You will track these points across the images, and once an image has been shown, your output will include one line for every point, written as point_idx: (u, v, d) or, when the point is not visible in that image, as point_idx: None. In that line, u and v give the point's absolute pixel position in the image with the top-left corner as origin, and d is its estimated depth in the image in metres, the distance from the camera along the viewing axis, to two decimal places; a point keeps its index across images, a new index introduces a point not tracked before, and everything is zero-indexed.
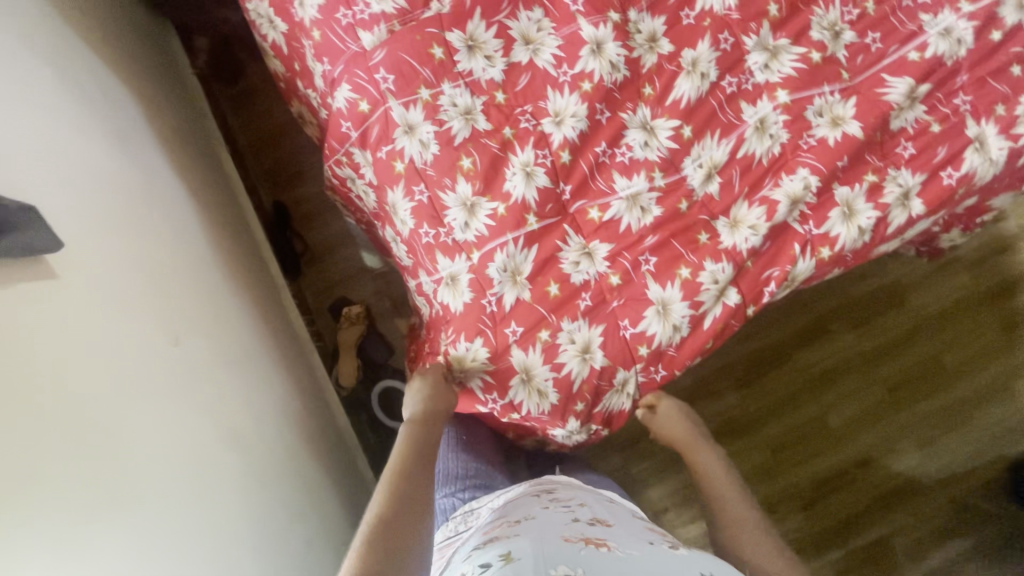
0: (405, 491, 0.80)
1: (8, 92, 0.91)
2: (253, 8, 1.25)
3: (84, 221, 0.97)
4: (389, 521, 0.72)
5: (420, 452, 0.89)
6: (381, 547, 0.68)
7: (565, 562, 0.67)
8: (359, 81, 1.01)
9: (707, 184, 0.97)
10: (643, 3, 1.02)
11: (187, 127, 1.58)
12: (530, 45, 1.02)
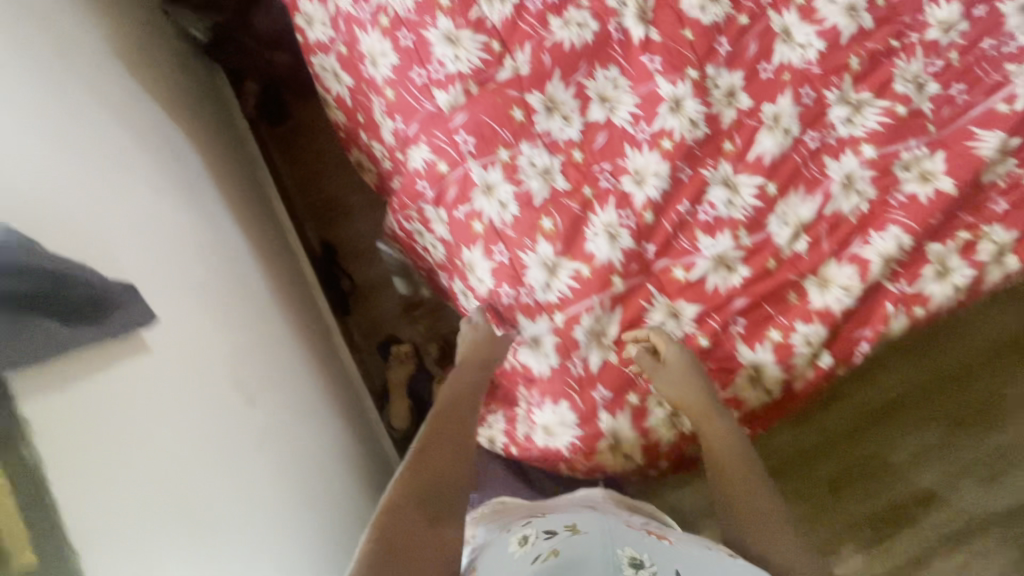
0: (455, 421, 0.91)
1: (100, 161, 0.91)
2: (318, 62, 1.24)
3: (167, 288, 0.95)
4: (438, 444, 0.86)
5: (463, 393, 0.96)
6: (427, 466, 0.82)
7: (630, 543, 0.72)
8: (439, 143, 1.02)
9: (794, 242, 0.96)
10: (721, 59, 1.01)
11: (246, 172, 1.58)
12: (607, 103, 1.02)
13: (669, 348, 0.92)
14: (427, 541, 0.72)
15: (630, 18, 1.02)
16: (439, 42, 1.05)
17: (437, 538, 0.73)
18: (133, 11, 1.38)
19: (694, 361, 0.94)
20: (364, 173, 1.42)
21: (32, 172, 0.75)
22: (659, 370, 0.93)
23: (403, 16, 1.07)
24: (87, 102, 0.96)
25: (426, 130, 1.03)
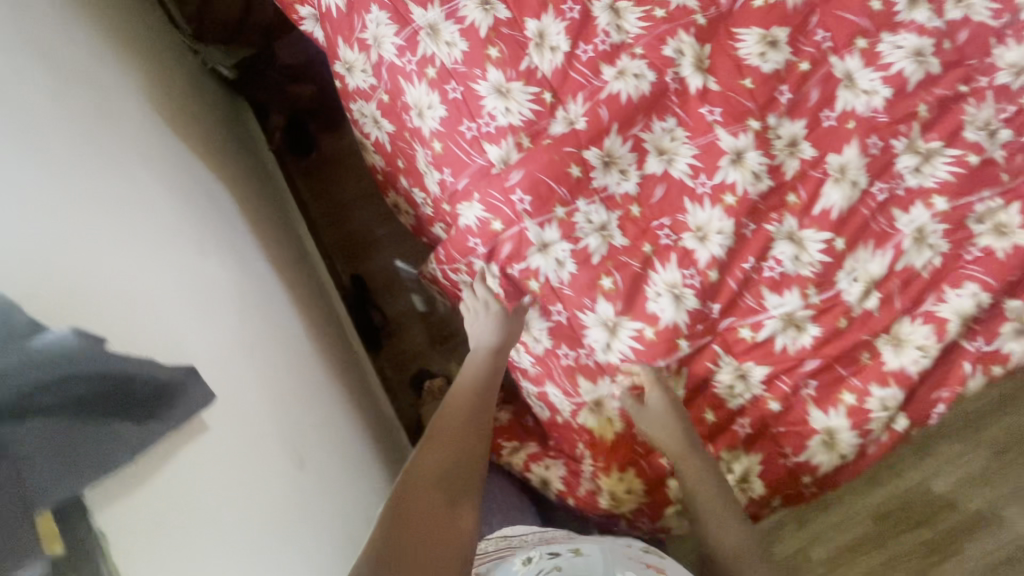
0: (473, 409, 0.86)
1: (142, 232, 0.89)
2: (357, 108, 1.22)
3: (223, 355, 0.92)
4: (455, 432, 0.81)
5: (485, 376, 0.93)
6: (444, 454, 0.77)
7: (629, 571, 0.78)
8: (494, 202, 1.00)
9: (865, 299, 0.93)
10: (783, 107, 0.98)
11: (280, 213, 1.56)
12: (665, 154, 0.99)
13: (653, 394, 0.92)
14: (443, 530, 0.66)
15: (687, 68, 0.99)
16: (489, 95, 1.02)
17: (454, 528, 0.67)
18: (163, 60, 1.36)
19: (677, 407, 0.93)
20: (402, 215, 1.39)
21: (90, 264, 0.74)
22: (641, 415, 0.93)
23: (450, 68, 1.04)
24: (125, 167, 0.94)
25: (480, 188, 1.01)
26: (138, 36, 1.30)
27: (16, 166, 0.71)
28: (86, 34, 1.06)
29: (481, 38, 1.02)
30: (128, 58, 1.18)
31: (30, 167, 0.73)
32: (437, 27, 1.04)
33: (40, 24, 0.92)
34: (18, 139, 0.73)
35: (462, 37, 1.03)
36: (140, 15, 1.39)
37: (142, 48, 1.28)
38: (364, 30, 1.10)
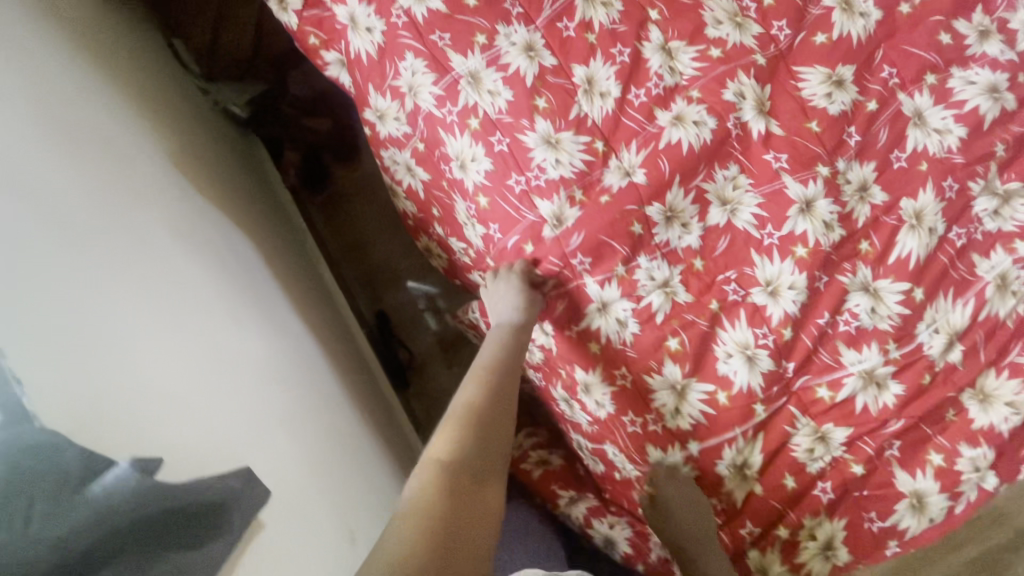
0: (498, 388, 0.77)
1: (177, 312, 0.82)
2: (389, 156, 1.14)
3: (269, 439, 0.85)
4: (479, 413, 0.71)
5: (510, 355, 0.84)
6: (468, 435, 0.67)
7: None
8: (550, 266, 0.95)
9: (948, 352, 0.89)
10: (853, 150, 0.93)
11: (301, 258, 1.50)
12: (728, 205, 0.94)
13: (687, 489, 0.89)
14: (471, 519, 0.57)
15: (749, 113, 0.94)
16: (538, 146, 0.96)
17: (481, 518, 0.58)
18: (177, 109, 1.29)
19: (699, 504, 0.89)
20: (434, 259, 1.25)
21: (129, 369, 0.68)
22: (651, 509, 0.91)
23: (494, 117, 0.98)
24: (154, 239, 0.87)
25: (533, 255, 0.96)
26: (150, 86, 1.23)
27: None
28: (100, 96, 1.00)
29: (527, 86, 0.96)
30: (142, 114, 1.11)
31: (63, 270, 0.68)
32: (478, 75, 0.98)
33: (54, 95, 0.86)
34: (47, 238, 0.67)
35: (505, 85, 0.97)
36: (149, 61, 1.32)
37: (155, 100, 1.21)
38: (397, 77, 1.04)
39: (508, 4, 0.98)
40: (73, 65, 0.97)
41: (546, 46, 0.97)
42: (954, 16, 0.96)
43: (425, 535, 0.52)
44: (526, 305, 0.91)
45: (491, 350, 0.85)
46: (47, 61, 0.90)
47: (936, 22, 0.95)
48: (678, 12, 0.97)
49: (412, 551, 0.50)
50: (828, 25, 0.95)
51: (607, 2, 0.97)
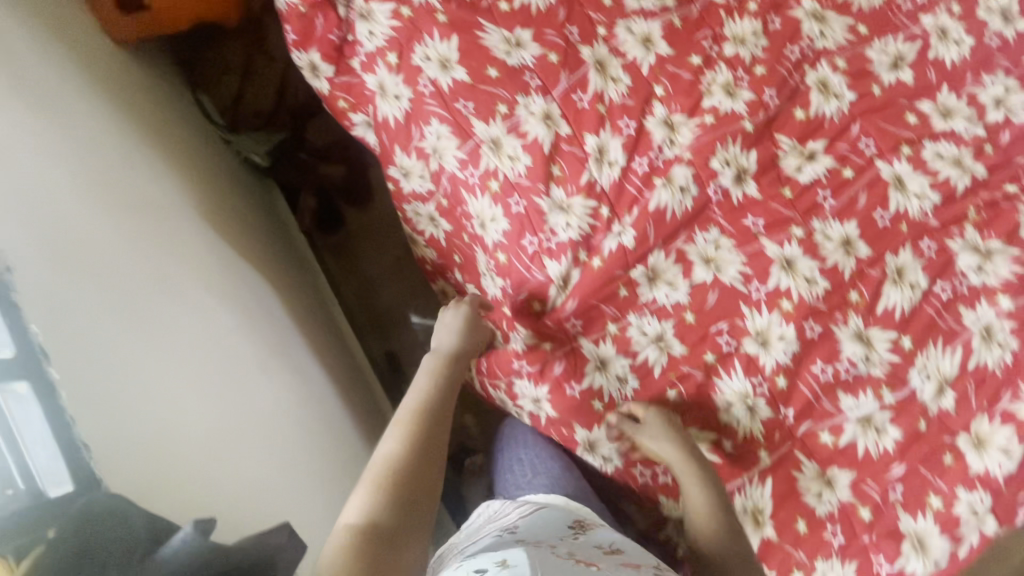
0: (421, 425, 0.83)
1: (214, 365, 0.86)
2: (411, 208, 1.22)
3: (300, 488, 0.88)
4: (400, 462, 0.77)
5: (445, 384, 0.90)
6: (387, 488, 0.74)
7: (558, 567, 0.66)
8: (549, 330, 1.03)
9: (940, 397, 0.94)
10: (828, 212, 1.01)
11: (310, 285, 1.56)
12: (711, 263, 1.01)
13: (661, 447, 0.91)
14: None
15: (728, 179, 1.02)
16: (551, 210, 1.04)
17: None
18: (204, 162, 1.34)
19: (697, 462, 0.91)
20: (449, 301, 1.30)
21: (174, 426, 0.71)
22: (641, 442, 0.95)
23: (513, 180, 1.06)
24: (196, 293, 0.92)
25: (535, 320, 1.03)
26: (179, 140, 1.28)
27: (99, 335, 0.69)
28: (143, 156, 1.05)
29: (544, 153, 1.06)
30: (178, 171, 1.16)
31: (117, 337, 0.71)
32: (500, 141, 1.07)
33: (105, 159, 0.90)
34: (99, 305, 0.72)
35: (526, 151, 1.06)
36: (180, 115, 1.39)
37: (187, 156, 1.26)
38: (422, 137, 1.12)
39: (528, 77, 1.08)
40: (119, 128, 1.02)
41: (562, 115, 1.07)
42: (917, 98, 1.05)
43: None
44: (470, 336, 0.99)
45: (426, 382, 0.90)
46: (100, 126, 0.95)
47: (902, 103, 1.05)
48: (679, 87, 1.07)
49: None
50: (807, 102, 1.05)
51: (617, 78, 1.08)
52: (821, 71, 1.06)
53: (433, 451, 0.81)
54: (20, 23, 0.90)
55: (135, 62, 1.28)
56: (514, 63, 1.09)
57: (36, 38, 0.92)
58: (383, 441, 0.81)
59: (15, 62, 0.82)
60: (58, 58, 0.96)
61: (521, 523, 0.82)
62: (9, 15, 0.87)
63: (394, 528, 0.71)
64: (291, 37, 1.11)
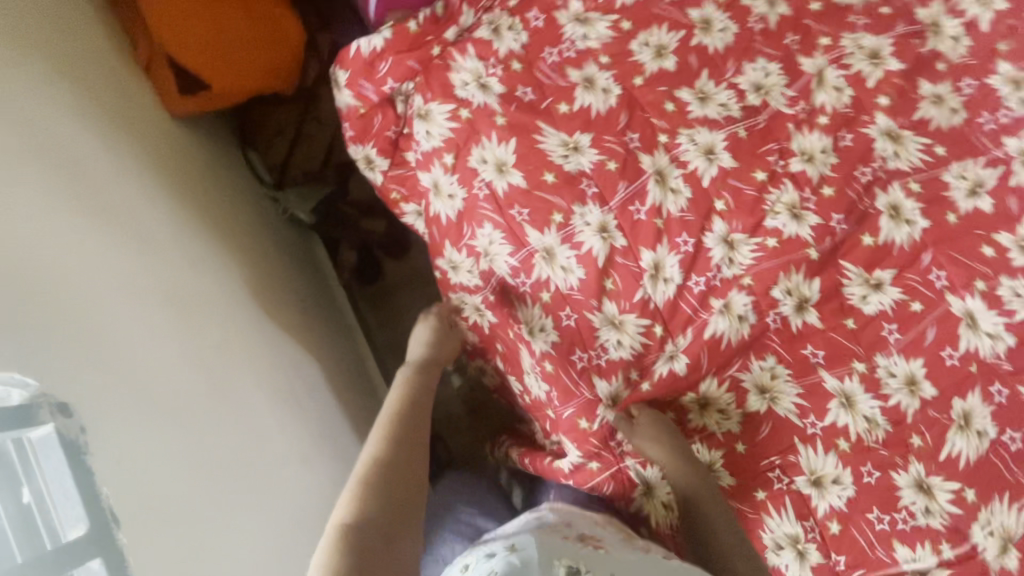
0: (397, 427, 0.95)
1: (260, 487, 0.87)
2: (457, 297, 1.16)
3: None
4: (384, 462, 0.88)
5: (416, 391, 1.03)
6: (372, 478, 0.85)
7: (563, 551, 0.75)
8: (594, 449, 1.02)
9: (1003, 557, 0.91)
10: (892, 347, 0.98)
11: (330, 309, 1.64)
12: (767, 392, 0.99)
13: (651, 434, 0.97)
14: None
15: (788, 307, 1.00)
16: (602, 326, 1.03)
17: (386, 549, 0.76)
18: (253, 233, 1.36)
19: (685, 449, 0.97)
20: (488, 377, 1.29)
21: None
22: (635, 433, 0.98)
23: (565, 292, 1.04)
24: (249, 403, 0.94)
25: (581, 437, 1.02)
26: (231, 215, 1.29)
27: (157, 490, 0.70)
28: (199, 252, 1.06)
29: (598, 267, 1.04)
30: (232, 258, 1.18)
31: (177, 486, 0.73)
32: (553, 251, 1.05)
33: (161, 270, 0.92)
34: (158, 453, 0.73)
35: (579, 263, 1.04)
36: (230, 181, 1.41)
37: (238, 232, 1.28)
38: (474, 236, 1.10)
39: (584, 185, 1.06)
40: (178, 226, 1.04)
41: (618, 227, 1.05)
42: (995, 229, 1.00)
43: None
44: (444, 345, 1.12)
45: (399, 393, 1.02)
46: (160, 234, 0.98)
47: (978, 234, 1.00)
48: (741, 204, 1.04)
49: None
50: (876, 228, 1.01)
51: (677, 189, 1.05)
52: (893, 194, 1.01)
53: (410, 446, 0.92)
54: (85, 138, 0.92)
55: (192, 135, 1.29)
56: (571, 168, 1.07)
57: (100, 151, 0.94)
58: (367, 448, 0.91)
59: (82, 191, 0.83)
60: (122, 166, 0.98)
61: (524, 520, 0.92)
62: (79, 135, 0.90)
63: (387, 519, 0.80)
64: (348, 133, 1.11)
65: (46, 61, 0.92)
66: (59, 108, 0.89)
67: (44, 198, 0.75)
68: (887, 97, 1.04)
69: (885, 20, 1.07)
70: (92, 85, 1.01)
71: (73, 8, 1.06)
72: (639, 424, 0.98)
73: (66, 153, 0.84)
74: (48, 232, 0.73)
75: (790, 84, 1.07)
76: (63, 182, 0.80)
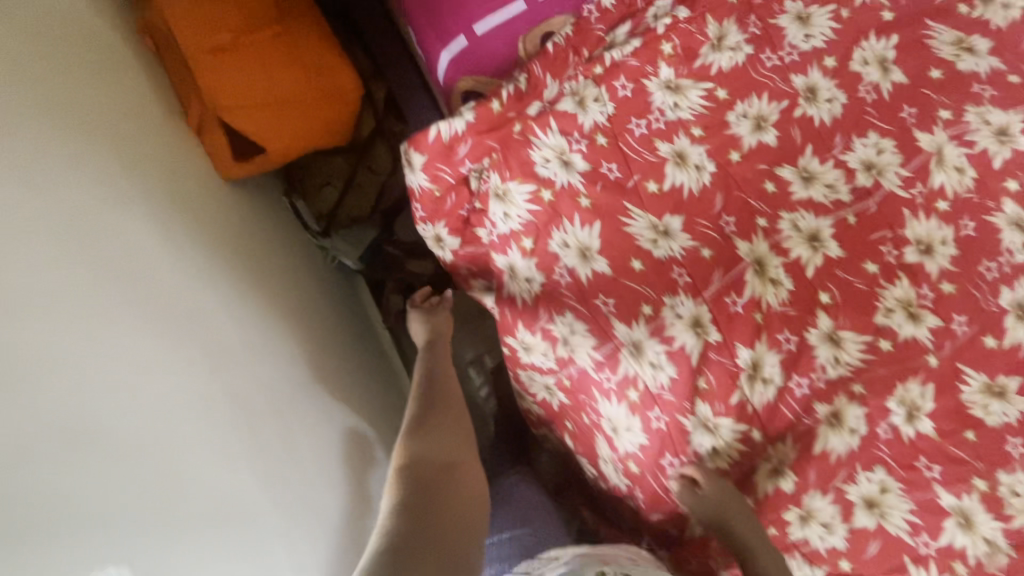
0: (429, 395, 0.99)
1: None
2: (527, 375, 1.09)
3: None
4: (426, 424, 0.92)
5: (434, 363, 1.07)
6: (419, 435, 0.89)
7: None
8: (684, 555, 1.01)
9: None
10: (1016, 463, 0.90)
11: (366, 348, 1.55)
12: (876, 508, 0.92)
13: (723, 497, 0.90)
14: (450, 509, 0.76)
15: (899, 417, 0.92)
16: (696, 430, 0.96)
17: (450, 488, 0.80)
18: (305, 298, 1.29)
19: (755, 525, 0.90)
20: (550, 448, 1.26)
21: None
22: (702, 500, 0.91)
23: (654, 392, 0.97)
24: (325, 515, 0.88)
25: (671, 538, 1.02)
26: (283, 282, 1.22)
27: None
28: (265, 340, 1.00)
29: (691, 365, 0.97)
30: (291, 336, 1.11)
31: None
32: (641, 345, 0.98)
33: (237, 373, 0.85)
34: None
35: (670, 360, 0.97)
36: (278, 238, 1.33)
37: (292, 302, 1.21)
38: (551, 321, 1.02)
39: (676, 274, 0.98)
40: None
41: (713, 320, 0.97)
42: None
43: (410, 509, 0.72)
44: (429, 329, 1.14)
45: (421, 367, 1.07)
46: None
47: None
48: (849, 298, 0.95)
49: (399, 521, 0.69)
50: (1001, 330, 0.92)
51: (778, 280, 0.97)
52: (1020, 292, 0.93)
53: (445, 409, 0.97)
54: (151, 230, 0.83)
55: (239, 198, 1.22)
56: (661, 255, 0.99)
57: (168, 243, 0.86)
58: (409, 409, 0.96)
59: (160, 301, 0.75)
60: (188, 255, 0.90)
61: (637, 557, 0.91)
62: (149, 229, 0.82)
63: (442, 464, 0.84)
64: (418, 212, 1.04)
65: (108, 152, 0.84)
66: (127, 201, 0.81)
67: (135, 323, 0.67)
68: (1016, 181, 0.95)
69: (1015, 93, 0.97)
70: (149, 166, 0.94)
71: (121, 77, 0.98)
72: (707, 490, 0.91)
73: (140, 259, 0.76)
74: (158, 366, 0.68)
75: (905, 163, 0.97)
76: (150, 299, 0.74)
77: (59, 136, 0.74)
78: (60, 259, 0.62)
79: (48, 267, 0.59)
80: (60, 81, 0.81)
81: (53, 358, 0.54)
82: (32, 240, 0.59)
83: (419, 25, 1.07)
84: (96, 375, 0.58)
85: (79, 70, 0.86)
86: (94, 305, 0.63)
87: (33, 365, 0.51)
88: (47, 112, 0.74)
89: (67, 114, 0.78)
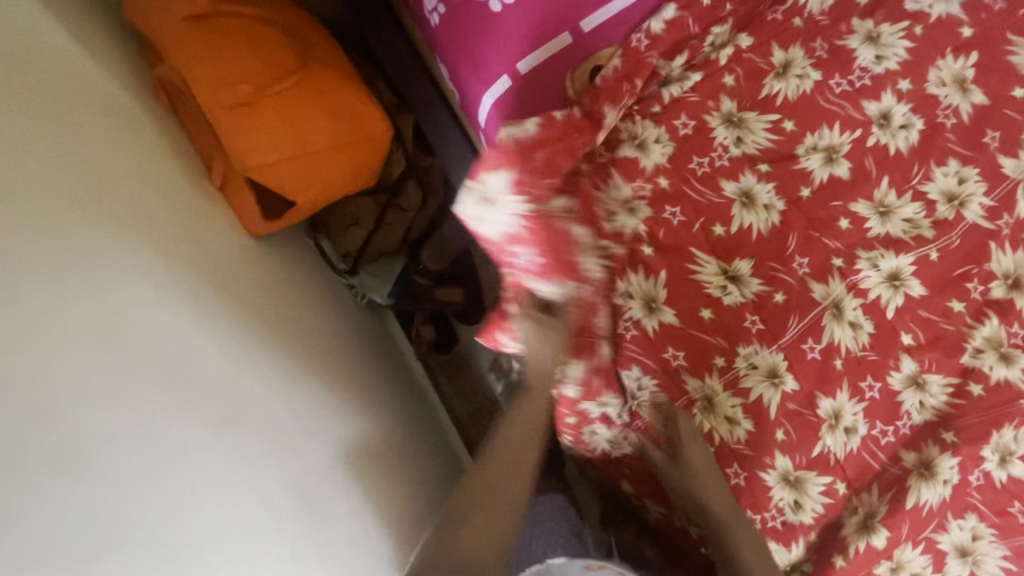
0: (505, 459, 0.84)
1: None
2: None
3: None
4: (474, 500, 0.81)
5: (524, 411, 0.89)
6: (460, 512, 0.80)
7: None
8: None
9: None
10: None
11: (407, 386, 1.49)
12: (969, 555, 0.88)
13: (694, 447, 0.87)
14: None
15: (991, 463, 0.88)
16: (778, 484, 0.92)
17: None
18: (341, 348, 1.24)
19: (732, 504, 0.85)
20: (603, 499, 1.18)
21: None
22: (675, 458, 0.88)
23: (733, 447, 0.93)
24: None
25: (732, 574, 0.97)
26: (319, 337, 1.17)
27: None
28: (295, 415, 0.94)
29: (770, 418, 0.92)
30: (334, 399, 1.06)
31: None
32: (715, 399, 0.94)
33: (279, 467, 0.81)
34: None
35: (747, 414, 0.92)
36: (310, 286, 1.27)
37: (331, 357, 1.17)
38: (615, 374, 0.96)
39: (748, 322, 0.93)
40: (277, 395, 0.93)
41: (791, 370, 0.92)
42: None
43: None
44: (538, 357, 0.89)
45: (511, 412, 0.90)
46: (267, 415, 0.88)
47: None
48: (934, 340, 0.91)
49: None
50: None
51: (857, 322, 0.92)
52: None
53: (514, 484, 0.82)
54: (173, 329, 0.78)
55: (265, 252, 1.15)
56: (731, 302, 0.93)
57: (193, 339, 0.81)
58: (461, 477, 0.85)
59: (180, 420, 0.71)
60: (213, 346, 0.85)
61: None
62: (168, 335, 0.77)
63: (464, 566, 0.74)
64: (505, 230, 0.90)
65: (125, 244, 0.78)
66: (145, 306, 0.76)
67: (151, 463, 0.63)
68: None
69: None
70: (178, 239, 0.90)
71: (143, 143, 0.95)
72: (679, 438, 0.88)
73: (159, 377, 0.72)
74: (184, 478, 0.67)
75: (989, 192, 0.91)
76: (182, 399, 0.73)
77: (81, 235, 0.71)
78: (82, 388, 0.61)
79: (67, 403, 0.58)
80: (69, 175, 0.75)
81: (73, 506, 0.54)
82: (50, 373, 0.58)
83: (457, 66, 1.03)
84: (117, 509, 0.58)
85: (98, 147, 0.84)
86: (121, 427, 0.62)
87: (48, 520, 0.51)
88: (62, 219, 0.70)
89: (84, 211, 0.74)
